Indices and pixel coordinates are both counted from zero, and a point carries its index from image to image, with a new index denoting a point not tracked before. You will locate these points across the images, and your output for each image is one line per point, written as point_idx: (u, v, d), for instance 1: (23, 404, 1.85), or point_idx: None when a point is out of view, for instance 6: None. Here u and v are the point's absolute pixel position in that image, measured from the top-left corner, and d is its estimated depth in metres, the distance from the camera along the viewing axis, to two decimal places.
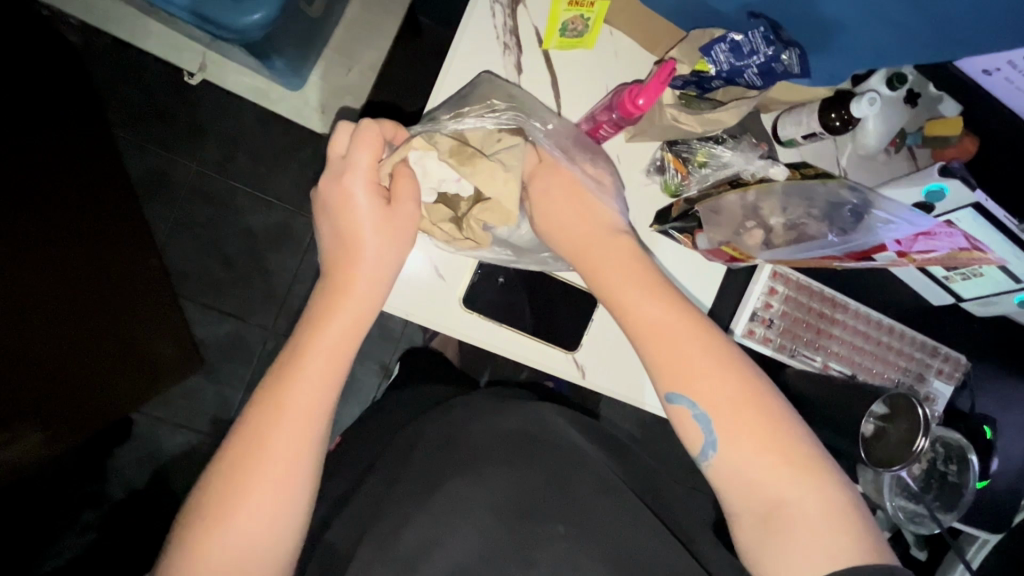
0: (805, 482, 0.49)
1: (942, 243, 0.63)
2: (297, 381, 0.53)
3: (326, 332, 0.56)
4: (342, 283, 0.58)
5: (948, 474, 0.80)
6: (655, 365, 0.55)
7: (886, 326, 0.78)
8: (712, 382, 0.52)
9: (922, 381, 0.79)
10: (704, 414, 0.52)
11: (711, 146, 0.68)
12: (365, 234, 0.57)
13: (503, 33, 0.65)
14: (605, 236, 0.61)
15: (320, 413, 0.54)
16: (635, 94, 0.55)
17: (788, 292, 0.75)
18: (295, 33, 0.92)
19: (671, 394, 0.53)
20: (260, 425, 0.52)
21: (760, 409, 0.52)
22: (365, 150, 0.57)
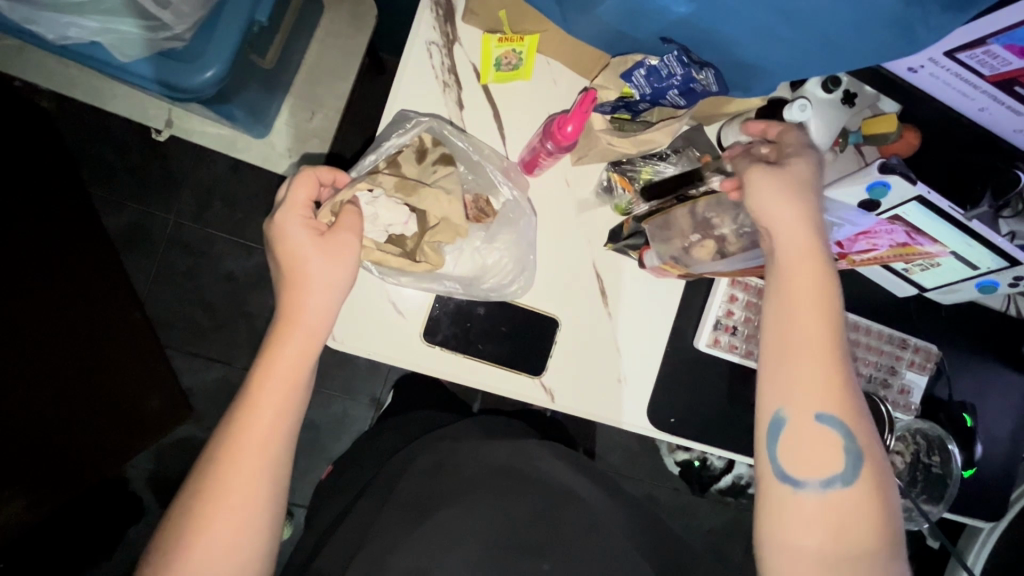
0: (863, 495, 0.52)
1: (883, 240, 0.72)
2: (253, 411, 0.53)
3: (280, 361, 0.55)
4: (292, 309, 0.57)
5: (932, 466, 0.80)
6: (811, 391, 0.54)
7: (851, 323, 0.78)
8: (860, 424, 0.54)
9: (894, 374, 0.79)
10: (851, 445, 0.53)
11: (654, 163, 0.70)
12: (309, 261, 0.57)
13: (442, 72, 0.67)
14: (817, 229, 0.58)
15: (280, 437, 0.54)
16: (563, 122, 0.59)
17: (749, 298, 0.75)
18: (250, 84, 0.94)
19: (821, 415, 0.53)
20: (217, 461, 0.52)
21: (861, 432, 0.53)
22: (302, 188, 0.59)
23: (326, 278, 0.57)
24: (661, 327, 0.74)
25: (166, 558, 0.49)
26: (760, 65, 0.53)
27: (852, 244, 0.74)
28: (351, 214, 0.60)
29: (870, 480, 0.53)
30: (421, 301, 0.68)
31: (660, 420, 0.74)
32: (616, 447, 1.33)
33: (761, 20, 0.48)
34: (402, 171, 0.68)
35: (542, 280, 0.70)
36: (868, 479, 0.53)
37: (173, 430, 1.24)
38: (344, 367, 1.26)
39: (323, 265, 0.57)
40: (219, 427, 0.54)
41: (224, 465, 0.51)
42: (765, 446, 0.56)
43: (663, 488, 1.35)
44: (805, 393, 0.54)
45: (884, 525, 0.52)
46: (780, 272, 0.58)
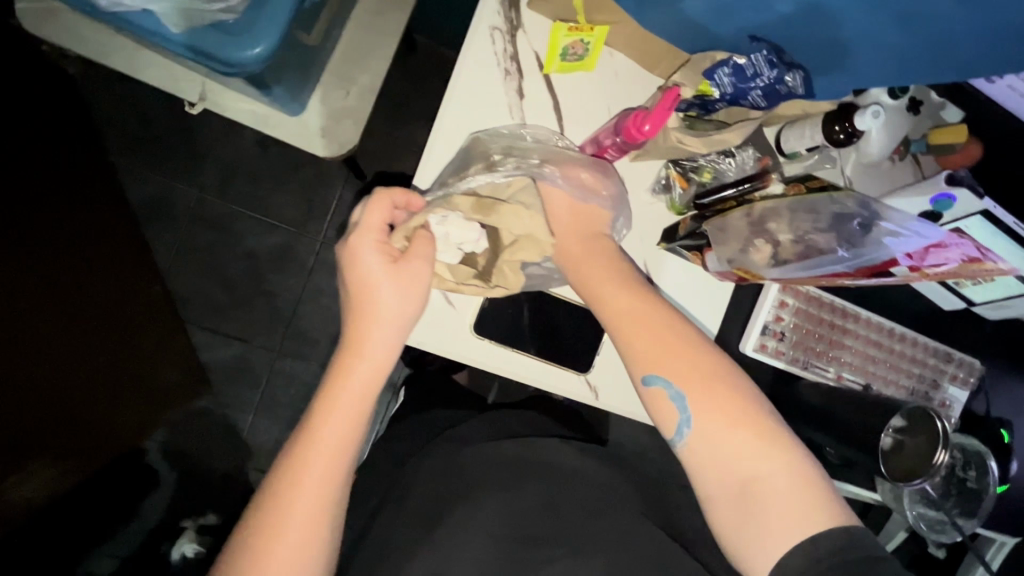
0: (706, 424, 0.53)
1: (953, 254, 0.64)
2: (317, 443, 0.54)
3: (345, 390, 0.56)
4: (358, 338, 0.58)
5: (967, 480, 0.78)
6: (629, 353, 0.58)
7: (898, 334, 0.77)
8: (681, 360, 0.55)
9: (936, 387, 0.79)
10: (679, 393, 0.54)
11: (717, 164, 0.69)
12: (380, 290, 0.57)
13: (504, 59, 0.65)
14: (584, 225, 0.65)
15: (339, 476, 0.55)
16: (640, 120, 0.57)
17: (798, 305, 0.74)
18: (293, 61, 0.92)
19: (647, 376, 0.56)
20: (282, 491, 0.52)
21: (686, 371, 0.55)
22: (377, 212, 0.58)
23: (395, 307, 0.58)
24: (710, 328, 0.72)
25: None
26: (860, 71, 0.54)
27: (924, 255, 0.66)
28: (422, 239, 0.59)
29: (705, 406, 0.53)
30: (473, 292, 0.67)
31: None
32: None
33: (871, 26, 0.48)
34: (476, 189, 0.61)
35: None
36: (703, 405, 0.53)
37: (190, 406, 1.24)
38: None
39: (391, 295, 0.57)
40: (282, 454, 0.55)
41: (290, 496, 0.52)
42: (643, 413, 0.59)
43: None
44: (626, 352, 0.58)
45: (762, 449, 0.51)
46: (563, 262, 0.65)
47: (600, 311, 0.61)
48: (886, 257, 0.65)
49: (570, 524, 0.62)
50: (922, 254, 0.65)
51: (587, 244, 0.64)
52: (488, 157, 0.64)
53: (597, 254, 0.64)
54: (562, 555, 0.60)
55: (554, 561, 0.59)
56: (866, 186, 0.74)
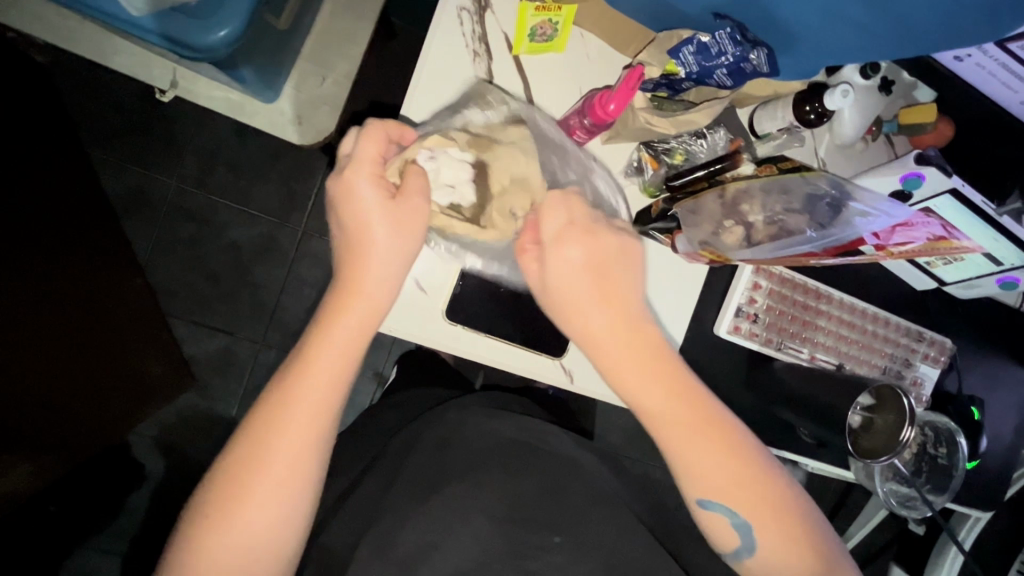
0: (764, 547, 0.53)
1: (919, 233, 0.67)
2: (305, 381, 0.53)
3: (337, 331, 0.55)
4: (353, 278, 0.56)
5: (938, 457, 0.80)
6: (687, 478, 0.54)
7: (871, 315, 0.78)
8: (744, 490, 0.53)
9: (908, 366, 0.80)
10: (743, 523, 0.53)
11: (689, 145, 0.68)
12: (373, 223, 0.55)
13: (472, 40, 0.64)
14: (629, 320, 0.56)
15: (325, 418, 0.54)
16: (606, 100, 0.58)
17: (771, 287, 0.74)
18: (264, 45, 0.90)
19: (706, 502, 0.54)
20: (266, 426, 0.52)
21: (748, 504, 0.53)
22: (372, 143, 0.56)
23: (388, 246, 0.55)
24: (687, 305, 0.72)
25: (212, 516, 0.49)
26: (825, 45, 0.54)
27: (888, 236, 0.68)
28: (416, 171, 0.56)
29: (773, 540, 0.53)
30: (445, 277, 0.67)
31: None
32: (615, 428, 1.35)
33: (834, 2, 0.48)
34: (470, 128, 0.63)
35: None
36: (766, 532, 0.53)
37: (175, 400, 1.23)
38: None
39: (384, 232, 0.55)
40: (269, 389, 0.54)
41: (275, 431, 0.52)
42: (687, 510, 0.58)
43: (660, 469, 1.37)
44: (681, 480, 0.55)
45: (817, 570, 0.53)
46: (607, 371, 0.56)
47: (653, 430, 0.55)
48: (852, 236, 0.66)
49: (552, 510, 0.62)
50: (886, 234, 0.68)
51: (634, 347, 0.55)
52: (486, 100, 0.64)
53: (646, 361, 0.55)
54: (561, 543, 0.60)
55: (552, 550, 0.59)
56: (839, 167, 0.74)
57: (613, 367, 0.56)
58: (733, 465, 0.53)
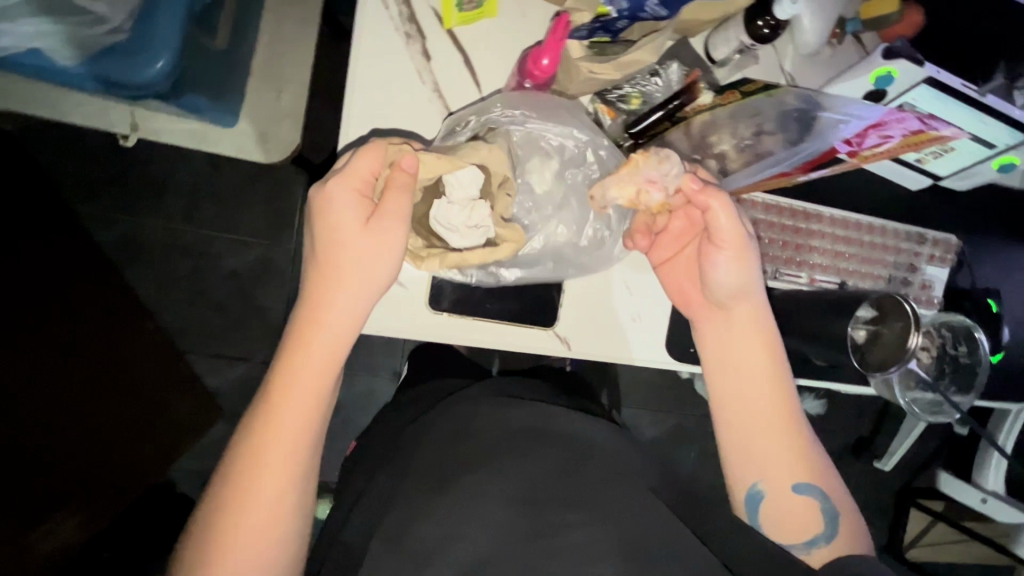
0: (841, 534, 0.61)
1: (896, 130, 0.64)
2: (281, 417, 0.54)
3: (305, 369, 0.56)
4: (315, 312, 0.57)
5: (959, 356, 0.78)
6: (783, 459, 0.62)
7: (866, 225, 0.76)
8: (823, 474, 0.63)
9: (913, 271, 0.77)
10: (827, 505, 0.61)
11: (643, 86, 0.65)
12: (343, 259, 0.56)
13: (401, 22, 0.63)
14: (751, 320, 0.66)
15: (301, 454, 0.55)
16: (539, 56, 0.56)
17: (756, 216, 0.72)
18: (205, 68, 0.88)
19: (798, 486, 0.62)
20: (245, 465, 0.53)
21: (831, 488, 0.62)
22: (367, 158, 0.55)
23: (357, 275, 0.56)
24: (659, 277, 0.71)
25: (205, 557, 0.51)
26: None
27: (863, 139, 0.67)
28: (398, 181, 0.56)
29: (847, 530, 0.61)
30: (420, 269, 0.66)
31: (680, 352, 0.72)
32: (639, 384, 1.35)
33: None
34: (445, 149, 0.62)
35: (567, 247, 0.69)
36: (841, 519, 0.61)
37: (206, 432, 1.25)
38: (360, 346, 1.26)
39: (363, 252, 0.56)
40: (247, 425, 0.55)
41: (247, 473, 0.53)
42: (755, 509, 0.63)
43: (691, 417, 1.37)
44: (776, 464, 0.62)
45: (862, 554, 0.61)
46: (721, 360, 0.66)
47: (755, 419, 0.64)
48: (814, 148, 0.66)
49: (569, 485, 0.61)
50: (861, 138, 0.66)
51: (743, 346, 0.65)
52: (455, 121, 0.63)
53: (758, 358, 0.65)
54: (577, 523, 0.58)
55: (571, 528, 0.58)
56: (808, 78, 0.71)
57: (732, 360, 0.65)
58: (823, 462, 0.64)
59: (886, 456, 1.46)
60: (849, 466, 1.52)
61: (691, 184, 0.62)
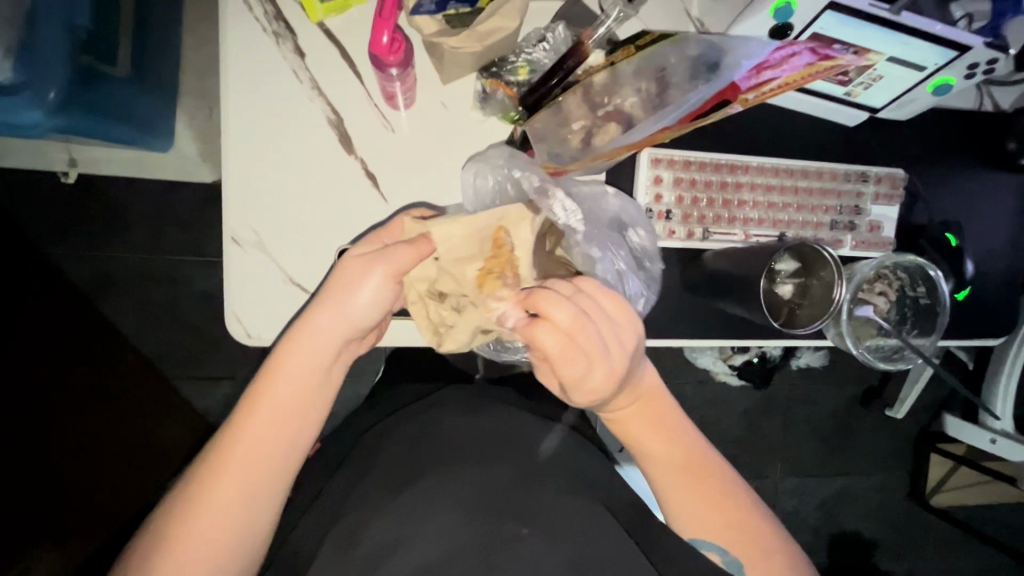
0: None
1: (790, 61, 0.57)
2: (222, 482, 0.48)
3: (247, 432, 0.50)
4: (273, 366, 0.53)
5: (919, 298, 0.73)
6: (676, 505, 0.57)
7: (800, 171, 0.71)
8: (730, 518, 0.56)
9: (859, 213, 0.73)
10: (733, 558, 0.54)
11: (528, 57, 0.62)
12: (322, 314, 0.53)
13: (269, 22, 0.61)
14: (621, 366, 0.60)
15: (235, 531, 0.49)
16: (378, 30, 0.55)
17: (675, 175, 0.68)
18: (115, 93, 0.87)
19: (695, 536, 0.56)
20: (169, 527, 0.47)
21: (736, 538, 0.55)
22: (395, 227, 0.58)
23: (323, 333, 0.53)
24: None
25: None
26: None
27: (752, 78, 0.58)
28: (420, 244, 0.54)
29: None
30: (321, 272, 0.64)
31: None
32: None
33: None
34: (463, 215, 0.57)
35: None
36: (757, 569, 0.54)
37: None
38: None
39: (366, 307, 0.53)
40: (184, 484, 0.50)
41: (166, 545, 0.47)
42: None
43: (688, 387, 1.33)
44: (675, 511, 0.57)
45: None
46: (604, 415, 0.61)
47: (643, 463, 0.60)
48: (701, 97, 0.59)
49: (530, 495, 0.54)
50: (751, 76, 0.58)
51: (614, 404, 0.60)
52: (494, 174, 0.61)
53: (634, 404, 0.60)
54: (532, 533, 0.51)
55: (525, 540, 0.50)
56: (718, 21, 0.67)
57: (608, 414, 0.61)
58: (737, 500, 0.57)
59: (897, 404, 1.38)
60: (860, 418, 1.46)
61: (683, 202, 0.69)
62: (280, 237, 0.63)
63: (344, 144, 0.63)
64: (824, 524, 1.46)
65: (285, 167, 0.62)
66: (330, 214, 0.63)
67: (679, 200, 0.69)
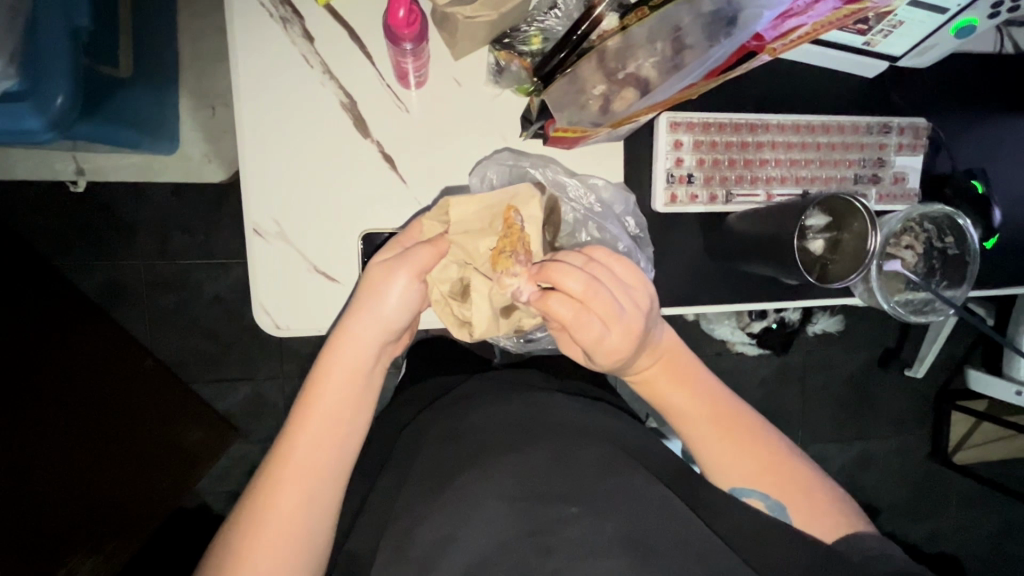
0: (801, 516, 0.53)
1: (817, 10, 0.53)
2: (284, 487, 0.50)
3: (302, 435, 0.52)
4: (320, 371, 0.55)
5: (947, 249, 0.72)
6: (713, 459, 0.57)
7: (821, 126, 0.70)
8: (768, 463, 0.56)
9: (882, 166, 0.71)
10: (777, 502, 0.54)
11: (540, 24, 0.59)
12: (358, 315, 0.56)
13: (274, 7, 0.59)
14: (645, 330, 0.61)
15: (304, 533, 0.50)
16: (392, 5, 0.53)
17: (695, 138, 0.67)
18: (118, 96, 0.85)
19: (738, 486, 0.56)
20: (240, 538, 0.49)
21: (778, 481, 0.55)
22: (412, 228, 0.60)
23: (360, 331, 0.55)
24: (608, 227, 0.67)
25: None
26: None
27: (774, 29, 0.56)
28: (437, 241, 0.56)
29: (808, 513, 0.53)
30: (346, 259, 0.63)
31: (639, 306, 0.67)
32: None
33: None
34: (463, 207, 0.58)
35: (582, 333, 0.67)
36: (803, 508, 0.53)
37: (225, 455, 1.26)
38: None
39: (396, 303, 0.56)
40: (248, 493, 0.52)
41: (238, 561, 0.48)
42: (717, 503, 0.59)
43: None
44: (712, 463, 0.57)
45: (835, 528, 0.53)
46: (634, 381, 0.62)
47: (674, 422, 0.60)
48: (726, 52, 0.55)
49: (572, 479, 0.53)
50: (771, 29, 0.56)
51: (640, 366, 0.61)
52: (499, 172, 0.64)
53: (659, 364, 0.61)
54: (579, 514, 0.50)
55: (572, 521, 0.49)
56: None
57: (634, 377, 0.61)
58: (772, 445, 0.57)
59: (917, 363, 1.38)
60: (882, 379, 1.46)
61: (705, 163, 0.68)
62: (303, 226, 0.62)
63: (360, 127, 0.62)
64: (848, 486, 1.46)
65: (303, 154, 0.62)
66: (351, 200, 0.63)
67: (700, 160, 0.68)
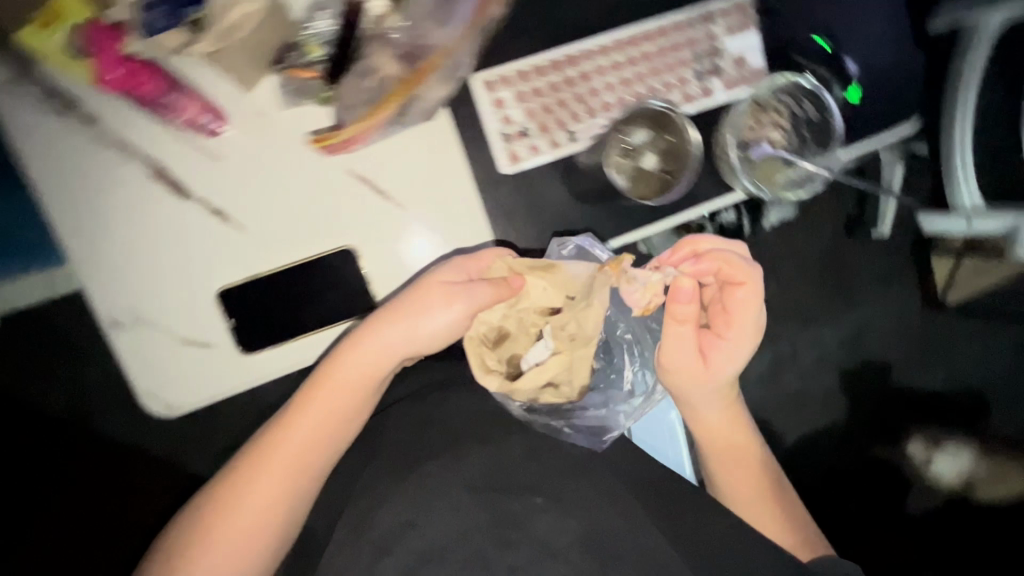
0: (783, 527, 0.65)
1: None
2: (269, 470, 0.58)
3: (293, 433, 0.59)
4: (325, 374, 0.60)
5: (810, 115, 0.70)
6: (721, 458, 0.68)
7: (640, 35, 0.67)
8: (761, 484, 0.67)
9: (717, 53, 0.69)
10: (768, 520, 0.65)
11: (312, 33, 0.60)
12: (386, 337, 0.60)
13: (40, 106, 0.58)
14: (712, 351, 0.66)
15: (276, 512, 0.58)
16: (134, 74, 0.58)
17: (516, 90, 0.65)
18: None
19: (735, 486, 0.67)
20: (221, 503, 0.57)
21: (771, 502, 0.66)
22: (491, 256, 0.63)
23: (384, 347, 0.60)
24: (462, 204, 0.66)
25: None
26: None
27: None
28: (501, 288, 0.61)
29: (792, 532, 0.65)
30: (213, 321, 0.63)
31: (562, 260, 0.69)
32: None
33: None
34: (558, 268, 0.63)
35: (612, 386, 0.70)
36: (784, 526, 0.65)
37: None
38: None
39: (435, 327, 0.60)
40: (237, 461, 0.60)
41: (214, 524, 0.57)
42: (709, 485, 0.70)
43: None
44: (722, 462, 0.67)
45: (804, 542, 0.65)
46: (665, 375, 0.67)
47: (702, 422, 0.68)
48: None
49: (535, 467, 0.62)
50: None
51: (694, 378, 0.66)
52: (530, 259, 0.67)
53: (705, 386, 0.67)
54: (543, 504, 0.59)
55: (538, 512, 0.59)
56: None
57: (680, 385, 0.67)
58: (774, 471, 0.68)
59: None
60: None
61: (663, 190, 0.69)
62: (159, 305, 0.62)
63: (178, 190, 0.61)
64: None
65: (133, 237, 0.61)
66: (195, 263, 0.62)
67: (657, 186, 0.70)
